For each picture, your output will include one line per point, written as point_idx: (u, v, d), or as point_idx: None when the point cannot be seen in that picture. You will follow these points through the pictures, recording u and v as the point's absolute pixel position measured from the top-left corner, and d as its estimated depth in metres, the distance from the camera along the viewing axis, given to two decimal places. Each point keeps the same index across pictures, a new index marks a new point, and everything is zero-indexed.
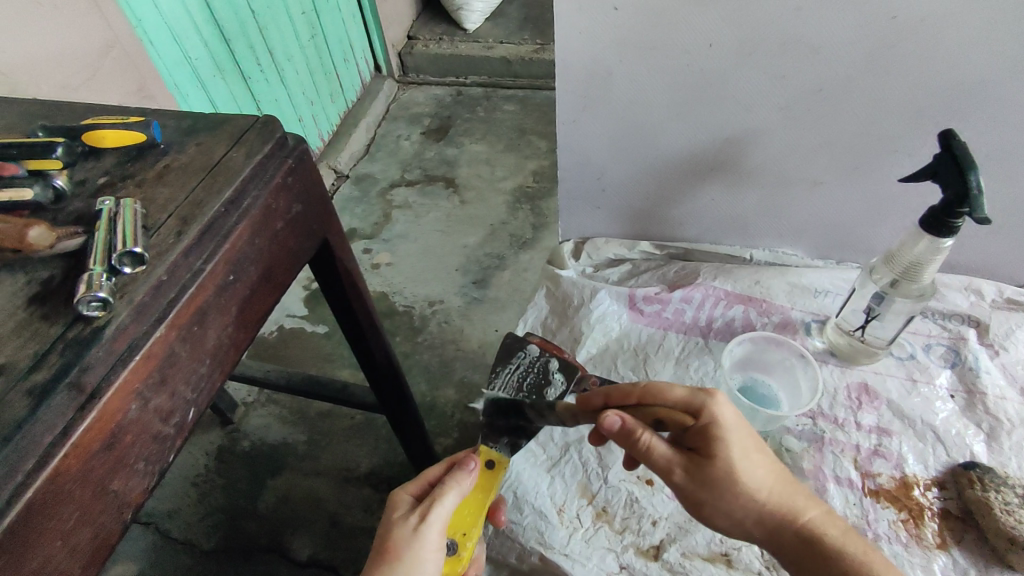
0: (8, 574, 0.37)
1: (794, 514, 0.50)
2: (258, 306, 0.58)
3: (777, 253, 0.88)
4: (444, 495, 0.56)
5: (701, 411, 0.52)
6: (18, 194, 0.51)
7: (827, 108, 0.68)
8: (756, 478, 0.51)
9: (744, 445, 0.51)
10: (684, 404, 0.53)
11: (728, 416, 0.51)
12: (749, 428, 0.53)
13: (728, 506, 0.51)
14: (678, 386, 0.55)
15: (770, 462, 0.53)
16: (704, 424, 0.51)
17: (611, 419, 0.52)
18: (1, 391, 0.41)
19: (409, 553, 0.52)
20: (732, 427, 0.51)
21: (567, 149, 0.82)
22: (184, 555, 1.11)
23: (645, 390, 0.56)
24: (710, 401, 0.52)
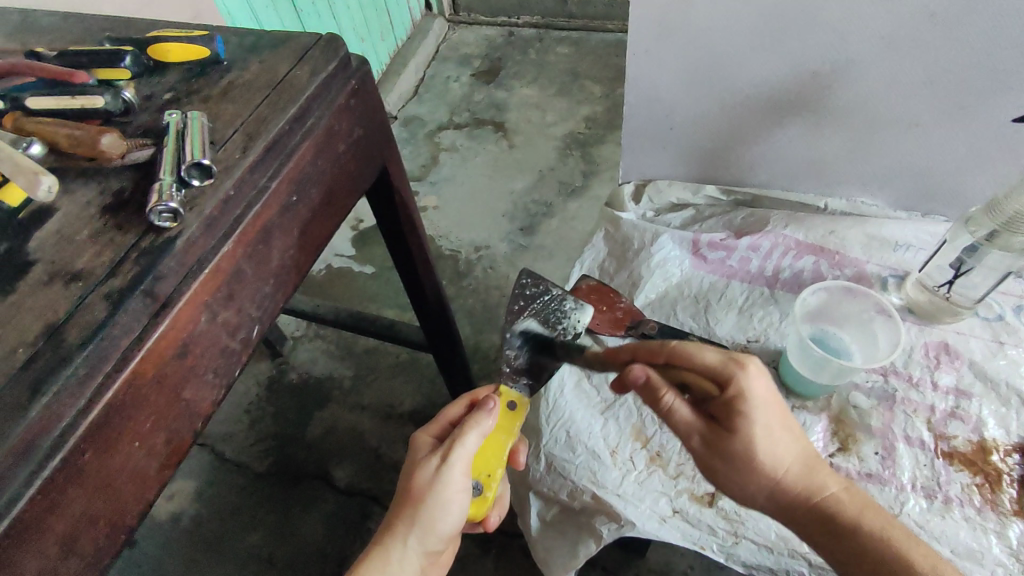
0: (92, 468, 0.39)
1: (809, 495, 0.50)
2: (319, 229, 0.57)
3: (856, 203, 0.82)
4: (463, 438, 0.55)
5: (727, 380, 0.51)
6: (89, 102, 0.51)
7: (937, 36, 0.61)
8: (778, 456, 0.50)
9: (768, 422, 0.50)
10: (712, 370, 0.52)
11: (756, 389, 0.50)
12: (778, 399, 0.52)
13: (739, 481, 0.51)
14: (712, 349, 0.53)
15: (803, 440, 0.52)
16: (730, 397, 0.50)
17: (633, 374, 0.54)
18: (80, 294, 0.42)
19: (435, 497, 0.54)
20: (757, 403, 0.50)
21: (636, 82, 0.77)
22: (238, 476, 1.17)
23: (674, 351, 0.55)
24: (737, 375, 0.51)
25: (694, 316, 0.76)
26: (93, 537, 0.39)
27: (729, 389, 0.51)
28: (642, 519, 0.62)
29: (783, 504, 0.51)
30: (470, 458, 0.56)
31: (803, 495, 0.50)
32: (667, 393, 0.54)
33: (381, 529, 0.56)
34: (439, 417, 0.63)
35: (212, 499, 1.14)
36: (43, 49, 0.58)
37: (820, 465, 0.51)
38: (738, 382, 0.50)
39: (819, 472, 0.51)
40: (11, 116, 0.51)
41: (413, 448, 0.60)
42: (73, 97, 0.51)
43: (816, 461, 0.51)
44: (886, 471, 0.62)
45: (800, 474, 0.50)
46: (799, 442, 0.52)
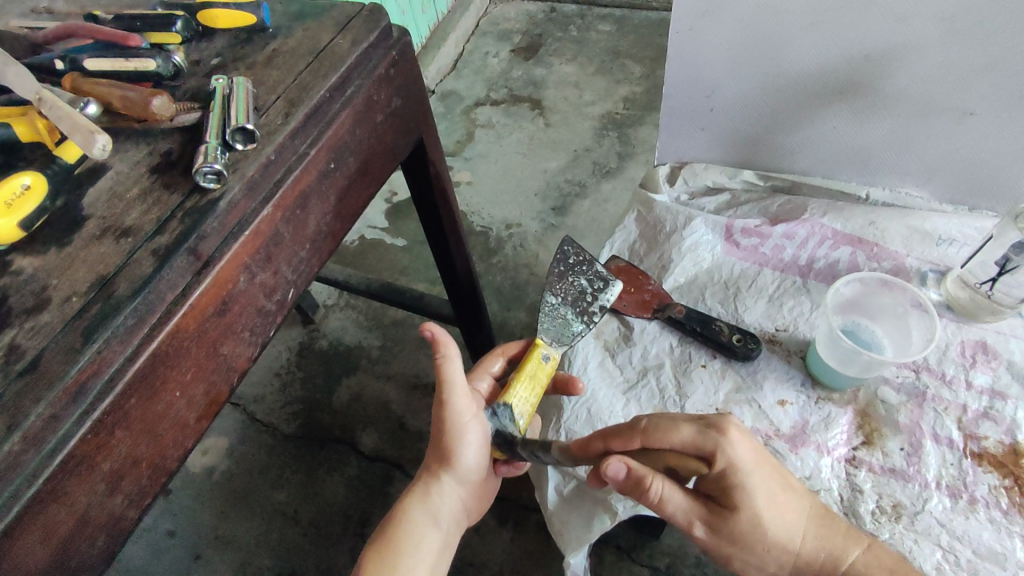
0: (137, 413, 0.41)
1: (831, 560, 0.51)
2: (355, 198, 0.58)
3: (899, 193, 0.80)
4: (445, 372, 0.57)
5: (715, 455, 0.50)
6: (142, 65, 0.52)
7: (1001, 21, 0.59)
8: (789, 524, 0.50)
9: (767, 487, 0.50)
10: (694, 447, 0.51)
11: (743, 457, 0.50)
12: (767, 461, 0.51)
13: (755, 560, 0.51)
14: (686, 423, 0.53)
15: (804, 494, 0.53)
16: (722, 470, 0.50)
17: (614, 468, 0.50)
18: (129, 250, 0.44)
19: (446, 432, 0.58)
20: (747, 468, 0.50)
21: (678, 61, 0.76)
22: (268, 436, 1.21)
23: (647, 433, 0.54)
24: (721, 443, 0.50)
25: (722, 302, 0.76)
26: (135, 478, 0.42)
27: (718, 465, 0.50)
28: None
29: (805, 573, 0.51)
30: (465, 392, 0.58)
31: (825, 561, 0.51)
32: (655, 482, 0.50)
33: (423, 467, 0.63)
34: (478, 371, 0.70)
35: (244, 455, 1.19)
36: (100, 12, 0.60)
37: (834, 524, 0.52)
38: (727, 456, 0.50)
39: (833, 527, 0.52)
40: (69, 76, 0.53)
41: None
42: (126, 60, 0.53)
43: (824, 517, 0.52)
44: (910, 468, 0.61)
45: (812, 540, 0.51)
46: (802, 500, 0.52)
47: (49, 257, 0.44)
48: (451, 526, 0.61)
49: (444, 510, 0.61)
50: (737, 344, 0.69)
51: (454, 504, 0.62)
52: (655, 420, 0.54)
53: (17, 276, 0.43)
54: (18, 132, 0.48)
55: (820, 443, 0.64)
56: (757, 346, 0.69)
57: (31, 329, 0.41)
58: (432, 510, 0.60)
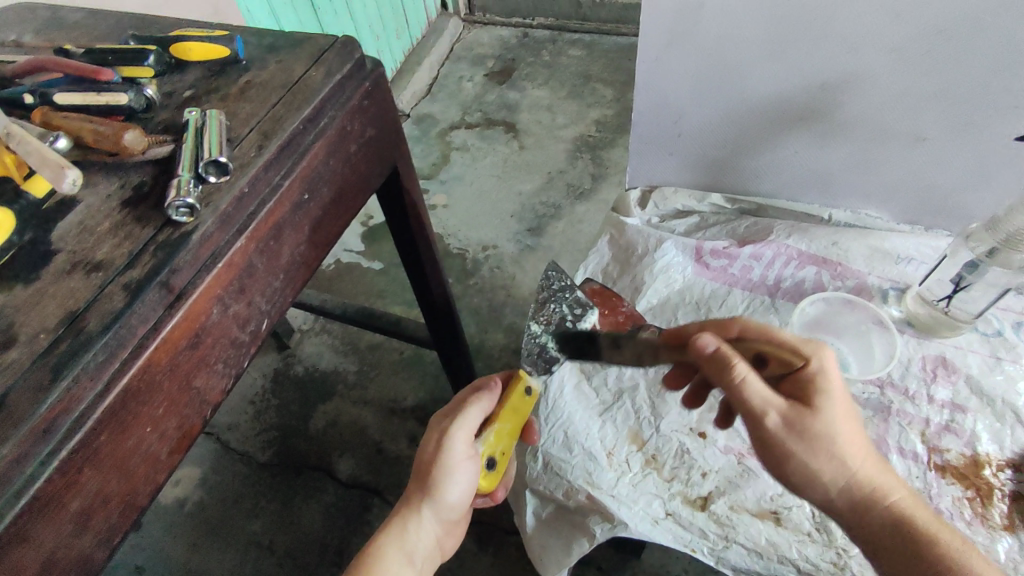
0: (107, 450, 0.40)
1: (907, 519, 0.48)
2: (329, 227, 0.59)
3: (860, 214, 0.83)
4: (452, 409, 0.59)
5: (812, 357, 0.51)
6: (112, 99, 0.53)
7: (946, 53, 0.62)
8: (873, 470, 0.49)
9: (845, 412, 0.50)
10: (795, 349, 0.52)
11: (833, 373, 0.51)
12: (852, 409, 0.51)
13: (818, 459, 0.48)
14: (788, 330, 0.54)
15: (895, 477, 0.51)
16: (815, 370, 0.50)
17: (706, 340, 0.51)
18: (99, 284, 0.43)
19: (439, 468, 0.59)
20: (832, 383, 0.50)
21: (646, 89, 0.78)
22: (243, 465, 1.19)
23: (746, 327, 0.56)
24: (820, 352, 0.51)
25: (694, 323, 0.77)
26: (105, 516, 0.41)
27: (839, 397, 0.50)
28: (635, 520, 0.63)
29: (855, 498, 0.49)
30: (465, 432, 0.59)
31: (869, 490, 0.49)
32: (741, 361, 0.50)
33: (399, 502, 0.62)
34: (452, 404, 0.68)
35: (217, 486, 1.17)
36: (71, 46, 0.61)
37: (913, 503, 0.49)
38: (830, 377, 0.50)
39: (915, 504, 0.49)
40: (39, 111, 0.53)
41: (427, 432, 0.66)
42: (97, 94, 0.53)
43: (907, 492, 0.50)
44: None
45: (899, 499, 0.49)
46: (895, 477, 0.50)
47: (16, 293, 0.43)
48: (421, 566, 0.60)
49: (419, 550, 0.60)
50: None
51: (428, 544, 0.61)
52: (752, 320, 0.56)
53: None
54: None
55: None
56: None
57: None
58: (407, 548, 0.59)
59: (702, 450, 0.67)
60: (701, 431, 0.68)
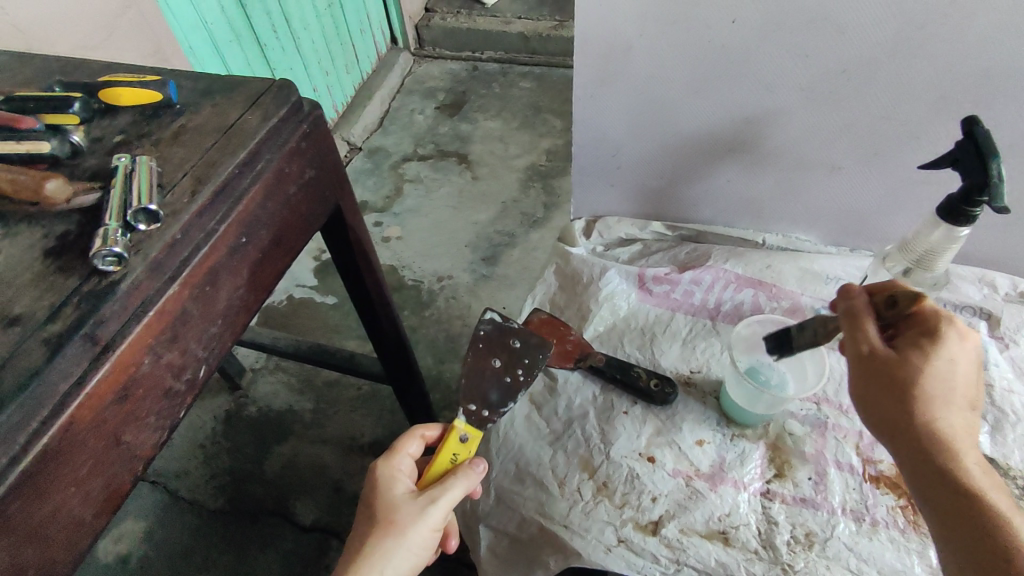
0: (24, 515, 0.38)
1: (951, 448, 0.47)
2: (269, 269, 0.58)
3: (790, 237, 0.87)
4: (452, 484, 0.55)
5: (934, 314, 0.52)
6: (35, 146, 0.52)
7: (851, 90, 0.67)
8: (935, 396, 0.49)
9: (953, 365, 0.50)
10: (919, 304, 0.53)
11: (960, 339, 0.51)
12: (973, 362, 0.51)
13: (883, 404, 0.50)
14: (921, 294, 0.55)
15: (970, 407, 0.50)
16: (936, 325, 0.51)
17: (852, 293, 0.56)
18: (17, 340, 0.42)
19: (413, 539, 0.52)
20: (952, 351, 0.50)
21: (583, 125, 0.81)
22: (191, 514, 1.14)
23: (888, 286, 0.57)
24: (951, 323, 0.51)
25: (640, 348, 0.79)
26: None
27: (941, 342, 0.50)
28: (589, 549, 0.63)
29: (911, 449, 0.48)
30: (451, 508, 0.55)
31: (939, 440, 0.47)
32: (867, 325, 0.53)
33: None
34: (398, 452, 0.60)
35: (163, 539, 1.11)
36: None
37: (971, 437, 0.48)
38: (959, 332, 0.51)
39: (970, 439, 0.48)
40: None
41: (381, 479, 0.56)
42: (18, 141, 0.52)
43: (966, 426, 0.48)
44: (818, 495, 0.65)
45: (947, 427, 0.48)
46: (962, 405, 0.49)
47: None
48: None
49: None
50: (655, 388, 0.72)
51: None
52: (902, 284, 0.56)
53: None
54: None
55: (737, 479, 0.67)
56: (674, 388, 0.73)
57: None
58: None
59: (651, 474, 0.68)
60: (650, 455, 0.69)
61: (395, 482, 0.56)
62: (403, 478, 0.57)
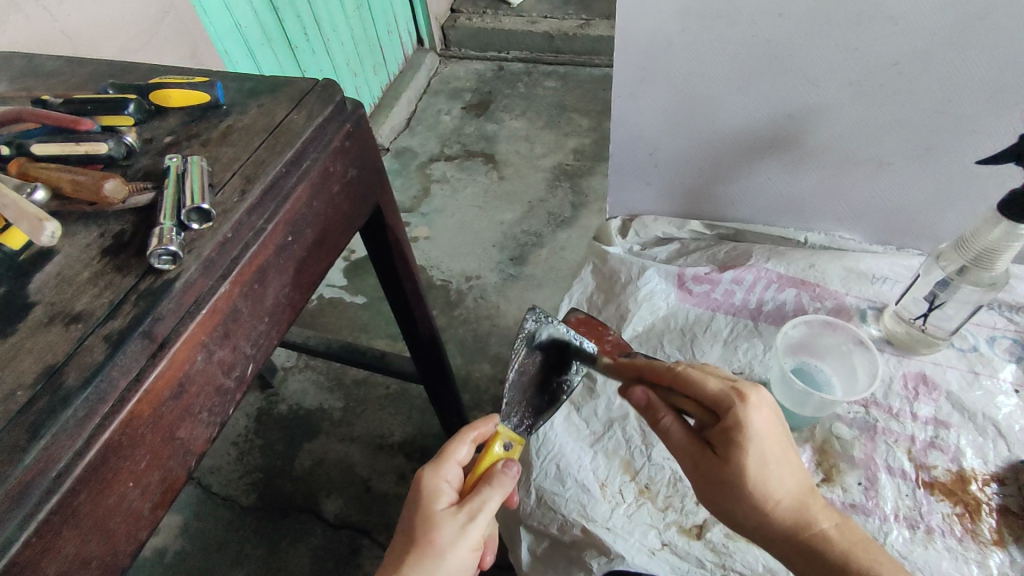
0: (87, 509, 0.39)
1: (798, 528, 0.50)
2: (314, 267, 0.58)
3: (834, 236, 0.85)
4: (489, 497, 0.53)
5: (727, 412, 0.50)
6: (92, 148, 0.53)
7: (903, 84, 0.65)
8: (771, 491, 0.50)
9: (764, 457, 0.50)
10: (713, 400, 0.52)
11: (757, 424, 0.49)
12: (780, 434, 0.50)
13: (730, 507, 0.52)
14: (716, 379, 0.53)
15: (801, 473, 0.51)
16: (727, 427, 0.50)
17: (633, 395, 0.57)
18: (79, 337, 0.42)
19: (456, 560, 0.51)
20: (756, 436, 0.49)
21: (621, 123, 0.80)
22: (226, 510, 1.15)
23: (676, 375, 0.55)
24: (736, 407, 0.50)
25: (680, 348, 0.78)
26: None
27: (741, 432, 0.49)
28: (631, 553, 0.62)
29: (771, 531, 0.51)
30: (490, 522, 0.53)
31: (792, 526, 0.50)
32: (666, 415, 0.55)
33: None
34: (445, 459, 0.57)
35: (199, 534, 1.13)
36: (49, 97, 0.60)
37: (813, 498, 0.51)
38: (750, 412, 0.50)
39: (812, 507, 0.50)
40: (15, 161, 0.52)
41: (426, 492, 0.55)
42: (77, 142, 0.53)
43: (806, 491, 0.51)
44: (869, 501, 0.63)
45: (792, 506, 0.50)
46: (796, 476, 0.51)
47: None
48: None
49: None
50: None
51: None
52: (689, 366, 0.54)
53: None
54: None
55: None
56: None
57: None
58: None
59: None
60: None
61: (438, 496, 0.54)
62: (447, 490, 0.55)
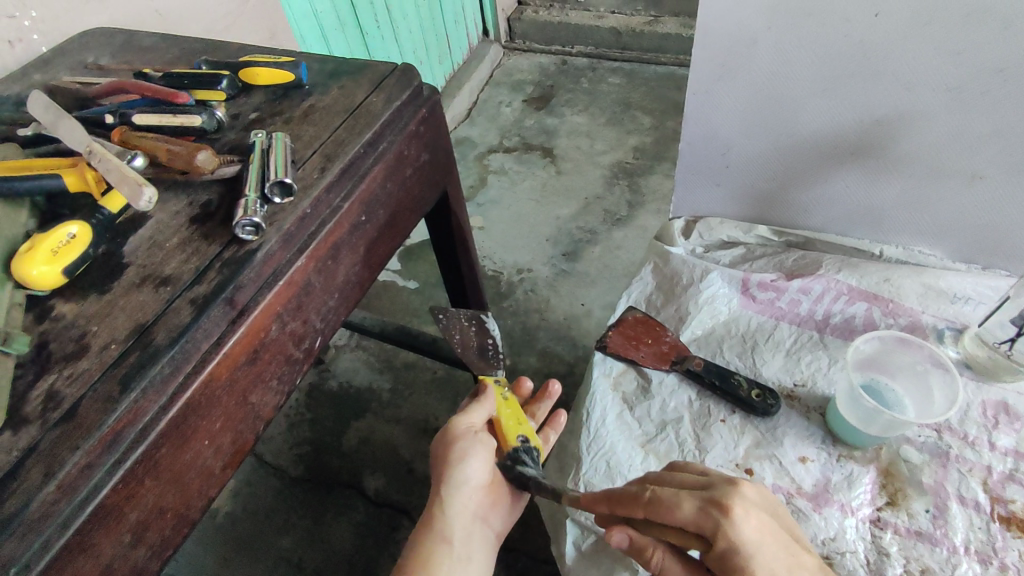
0: (167, 462, 0.41)
1: None
2: (382, 248, 0.60)
3: (913, 251, 0.81)
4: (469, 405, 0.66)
5: (716, 536, 0.47)
6: (188, 120, 0.55)
7: (1010, 91, 0.61)
8: None
9: (774, 568, 0.46)
10: (696, 525, 0.48)
11: (748, 539, 0.46)
12: (779, 539, 0.47)
13: None
14: (688, 498, 0.49)
15: (813, 568, 0.48)
16: (721, 553, 0.47)
17: (616, 539, 0.54)
18: (168, 299, 0.45)
19: (455, 447, 0.63)
20: (754, 551, 0.46)
21: (694, 121, 0.78)
22: (274, 478, 1.20)
23: (649, 508, 0.51)
24: (722, 527, 0.47)
25: (740, 355, 0.76)
26: (160, 527, 0.42)
27: (740, 553, 0.46)
28: None
29: None
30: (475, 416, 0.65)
31: None
32: (655, 550, 0.53)
33: (426, 517, 0.62)
34: None
35: (249, 498, 1.18)
36: (149, 70, 0.64)
37: None
38: (737, 532, 0.46)
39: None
40: (119, 130, 0.55)
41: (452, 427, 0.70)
42: (174, 114, 0.55)
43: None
44: (937, 531, 0.60)
45: None
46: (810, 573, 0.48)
47: (89, 303, 0.45)
48: (461, 550, 0.61)
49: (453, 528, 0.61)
50: (756, 399, 0.70)
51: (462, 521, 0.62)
52: (658, 494, 0.50)
53: (56, 322, 0.44)
54: (66, 182, 0.49)
55: (844, 502, 0.63)
56: (776, 400, 0.70)
57: (69, 376, 0.41)
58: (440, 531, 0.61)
59: None
60: (748, 468, 0.67)
61: None
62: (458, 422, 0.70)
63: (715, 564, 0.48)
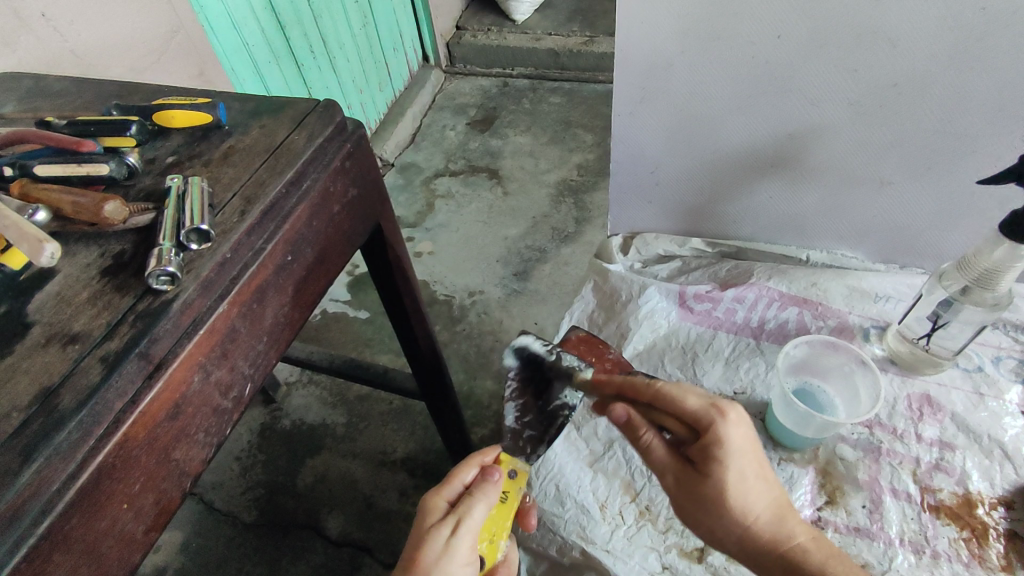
0: (78, 532, 0.39)
1: (776, 542, 0.51)
2: (313, 286, 0.59)
3: (835, 254, 0.85)
4: (475, 510, 0.56)
5: (708, 429, 0.51)
6: (94, 169, 0.53)
7: (904, 103, 0.65)
8: (749, 504, 0.51)
9: (743, 472, 0.51)
10: (695, 418, 0.53)
11: (733, 440, 0.51)
12: (755, 449, 0.52)
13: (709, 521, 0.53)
14: (695, 395, 0.54)
15: (773, 486, 0.53)
16: (706, 443, 0.51)
17: (616, 413, 0.57)
18: (76, 358, 0.42)
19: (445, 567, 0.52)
20: (734, 451, 0.50)
21: (621, 142, 0.80)
22: (226, 527, 1.15)
23: (657, 394, 0.55)
24: (716, 423, 0.51)
25: (681, 367, 0.78)
26: None
27: (721, 445, 0.50)
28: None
29: (754, 545, 0.51)
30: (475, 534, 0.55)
31: (768, 541, 0.51)
32: (647, 432, 0.57)
33: None
34: (450, 480, 0.60)
35: (199, 550, 1.12)
36: (54, 118, 0.62)
37: (787, 509, 0.52)
38: (727, 429, 0.51)
39: (787, 518, 0.52)
40: (18, 183, 0.53)
41: (427, 509, 0.58)
42: (79, 164, 0.53)
43: (782, 506, 0.52)
44: (874, 525, 0.63)
45: (769, 521, 0.51)
46: (768, 490, 0.52)
47: None
48: None
49: None
50: None
51: None
52: (670, 386, 0.54)
53: None
54: None
55: None
56: None
57: None
58: None
59: None
60: None
61: (431, 514, 0.57)
62: (440, 508, 0.58)
63: (695, 454, 0.53)
